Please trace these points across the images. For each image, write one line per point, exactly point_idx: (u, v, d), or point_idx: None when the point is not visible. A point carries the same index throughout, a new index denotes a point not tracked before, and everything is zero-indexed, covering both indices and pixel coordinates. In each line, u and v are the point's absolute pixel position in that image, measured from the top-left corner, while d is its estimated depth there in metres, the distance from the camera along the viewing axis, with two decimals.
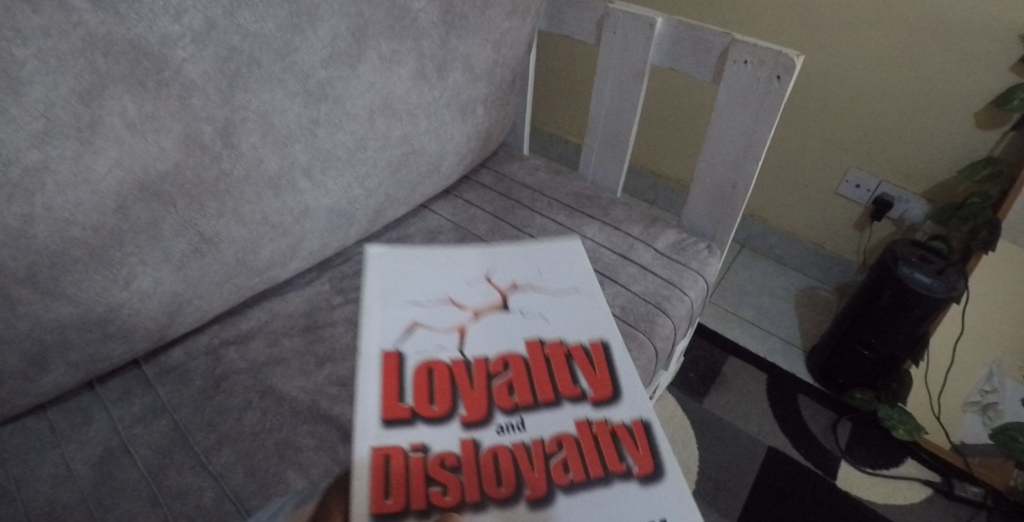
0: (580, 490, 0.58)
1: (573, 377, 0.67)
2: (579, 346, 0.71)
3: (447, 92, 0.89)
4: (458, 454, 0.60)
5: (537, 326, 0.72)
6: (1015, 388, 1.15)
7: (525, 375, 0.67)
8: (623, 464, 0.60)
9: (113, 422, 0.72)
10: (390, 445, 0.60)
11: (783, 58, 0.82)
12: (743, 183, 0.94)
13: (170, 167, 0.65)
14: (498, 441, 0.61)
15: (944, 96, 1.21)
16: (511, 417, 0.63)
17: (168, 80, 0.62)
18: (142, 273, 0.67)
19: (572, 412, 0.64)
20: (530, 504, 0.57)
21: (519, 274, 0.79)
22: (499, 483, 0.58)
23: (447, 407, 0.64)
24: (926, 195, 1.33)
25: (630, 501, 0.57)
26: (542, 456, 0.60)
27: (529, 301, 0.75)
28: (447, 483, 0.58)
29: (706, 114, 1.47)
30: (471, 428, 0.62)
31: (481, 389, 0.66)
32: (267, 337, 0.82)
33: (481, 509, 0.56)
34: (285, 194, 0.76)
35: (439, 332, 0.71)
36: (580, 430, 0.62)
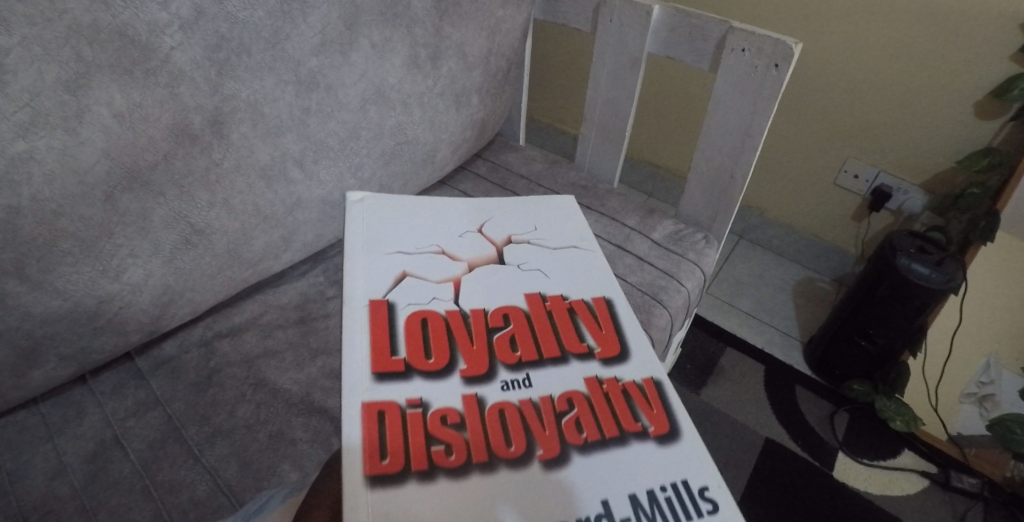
0: (596, 450, 0.52)
1: (578, 335, 0.63)
2: (581, 303, 0.67)
3: (441, 81, 0.88)
4: (461, 410, 0.54)
5: (535, 282, 0.69)
6: (1012, 379, 1.14)
7: (527, 333, 0.63)
8: (638, 423, 0.54)
9: (106, 415, 0.72)
10: (384, 400, 0.53)
11: (782, 46, 0.81)
12: (741, 173, 0.93)
13: (159, 157, 0.64)
14: (503, 398, 0.56)
15: (945, 85, 1.20)
16: (514, 373, 0.58)
17: (155, 69, 0.61)
18: (132, 265, 0.66)
19: (580, 369, 0.59)
20: (543, 464, 0.50)
21: (514, 229, 0.78)
22: (509, 444, 0.52)
23: (446, 361, 0.58)
24: (925, 185, 1.32)
25: (647, 459, 0.51)
26: (553, 414, 0.55)
27: (526, 257, 0.73)
28: (451, 442, 0.51)
29: (704, 102, 1.46)
30: (473, 384, 0.57)
31: (482, 344, 0.61)
32: (260, 329, 0.81)
33: (492, 470, 0.49)
34: (277, 185, 0.75)
35: (433, 284, 0.66)
36: (590, 388, 0.58)
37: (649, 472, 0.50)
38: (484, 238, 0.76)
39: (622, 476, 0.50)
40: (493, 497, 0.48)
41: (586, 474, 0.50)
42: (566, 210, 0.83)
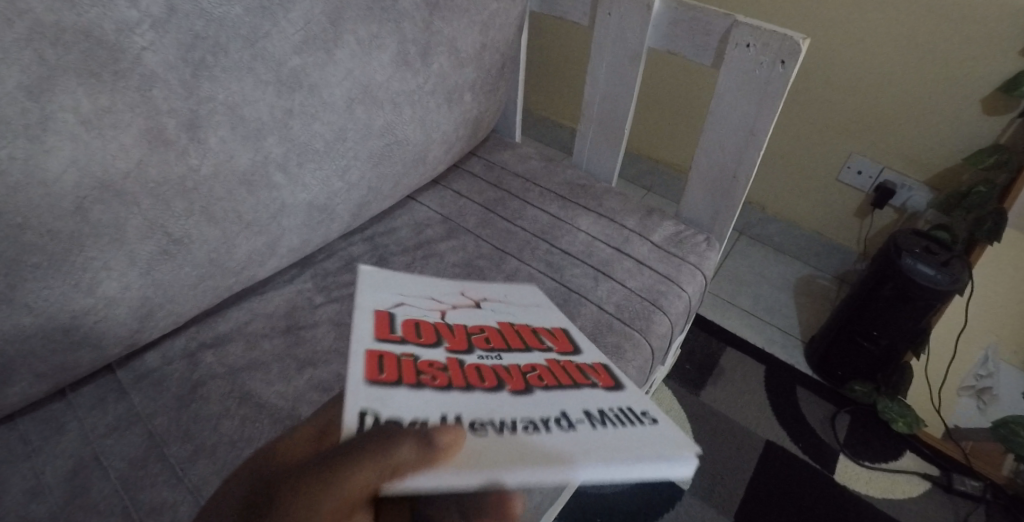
0: (556, 390, 0.57)
1: (538, 340, 0.69)
2: (543, 328, 0.72)
3: (432, 78, 0.84)
4: (445, 362, 0.59)
5: (505, 315, 0.73)
6: (1011, 372, 1.15)
7: (503, 335, 0.68)
8: (588, 381, 0.60)
9: (85, 432, 0.69)
10: (384, 349, 0.58)
11: (788, 41, 0.78)
12: (744, 173, 0.90)
13: (131, 165, 0.60)
14: (479, 361, 0.60)
15: (952, 80, 1.16)
16: (494, 355, 0.63)
17: (125, 71, 0.58)
18: (107, 278, 0.63)
19: (541, 355, 0.65)
20: (511, 392, 0.55)
21: (489, 292, 0.79)
22: (483, 379, 0.56)
23: (433, 343, 0.62)
24: (930, 182, 1.29)
25: (597, 397, 0.57)
26: (519, 373, 0.60)
27: (497, 306, 0.76)
28: (437, 374, 0.55)
29: (708, 94, 1.41)
30: (454, 353, 0.62)
31: (461, 335, 0.66)
32: (246, 339, 0.78)
33: (470, 390, 0.54)
34: (259, 190, 0.71)
35: (421, 307, 0.70)
36: (550, 363, 0.63)
37: (598, 401, 0.56)
38: (458, 288, 0.78)
39: (577, 402, 0.55)
40: (465, 402, 0.51)
41: (548, 397, 0.55)
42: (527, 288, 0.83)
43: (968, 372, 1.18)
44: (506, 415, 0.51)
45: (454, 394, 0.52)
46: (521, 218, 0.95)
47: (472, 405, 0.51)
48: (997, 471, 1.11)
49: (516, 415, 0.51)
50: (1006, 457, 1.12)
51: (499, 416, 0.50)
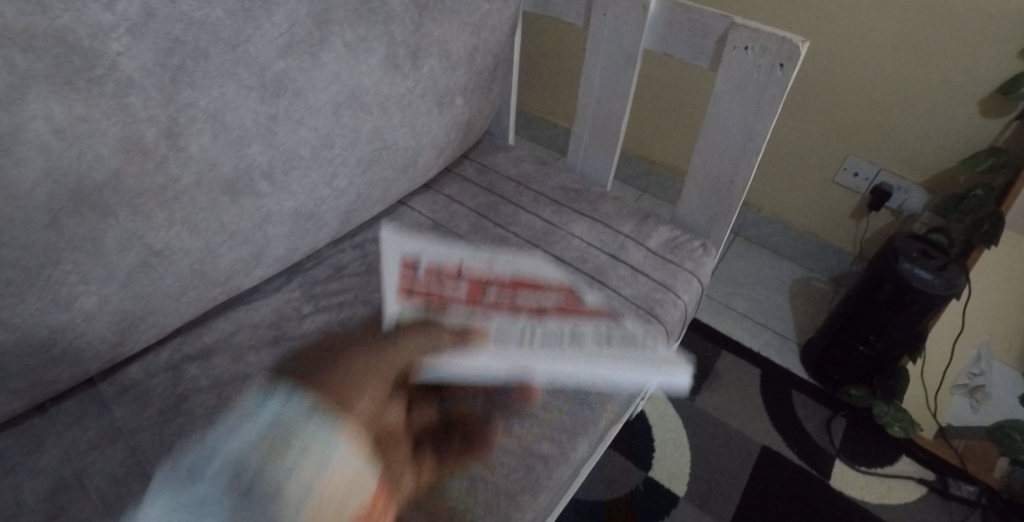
0: (557, 321, 0.80)
1: (545, 280, 0.85)
2: (548, 270, 0.87)
3: (422, 82, 0.82)
4: (468, 303, 0.82)
5: (515, 256, 0.88)
6: (1004, 371, 1.16)
7: (520, 280, 0.85)
8: (586, 313, 0.81)
9: (65, 449, 0.67)
10: (418, 293, 0.83)
11: (787, 45, 0.76)
12: (741, 178, 0.89)
13: (108, 176, 0.58)
14: (495, 301, 0.82)
15: (949, 81, 1.15)
16: (511, 297, 0.83)
17: (100, 78, 0.55)
18: (84, 293, 0.60)
19: (547, 291, 0.84)
20: (521, 321, 0.80)
21: (496, 257, 0.88)
22: (498, 311, 0.81)
23: (462, 293, 0.83)
24: (927, 184, 1.28)
25: (594, 326, 0.80)
26: (528, 308, 0.81)
27: (512, 251, 0.89)
28: (462, 307, 0.81)
29: (705, 95, 1.39)
30: (474, 295, 0.83)
31: (479, 280, 0.85)
32: (232, 351, 0.76)
33: (488, 322, 0.79)
34: (244, 199, 0.69)
35: (442, 255, 0.88)
36: (554, 298, 0.83)
37: (593, 329, 0.80)
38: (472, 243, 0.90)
39: (573, 325, 0.80)
40: (494, 346, 0.76)
41: (551, 326, 0.79)
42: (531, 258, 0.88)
43: (962, 371, 1.20)
44: (519, 326, 0.79)
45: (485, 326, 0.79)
46: (514, 224, 0.93)
47: (495, 331, 0.78)
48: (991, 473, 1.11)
49: (527, 332, 0.78)
50: (999, 458, 1.12)
51: (516, 334, 0.78)
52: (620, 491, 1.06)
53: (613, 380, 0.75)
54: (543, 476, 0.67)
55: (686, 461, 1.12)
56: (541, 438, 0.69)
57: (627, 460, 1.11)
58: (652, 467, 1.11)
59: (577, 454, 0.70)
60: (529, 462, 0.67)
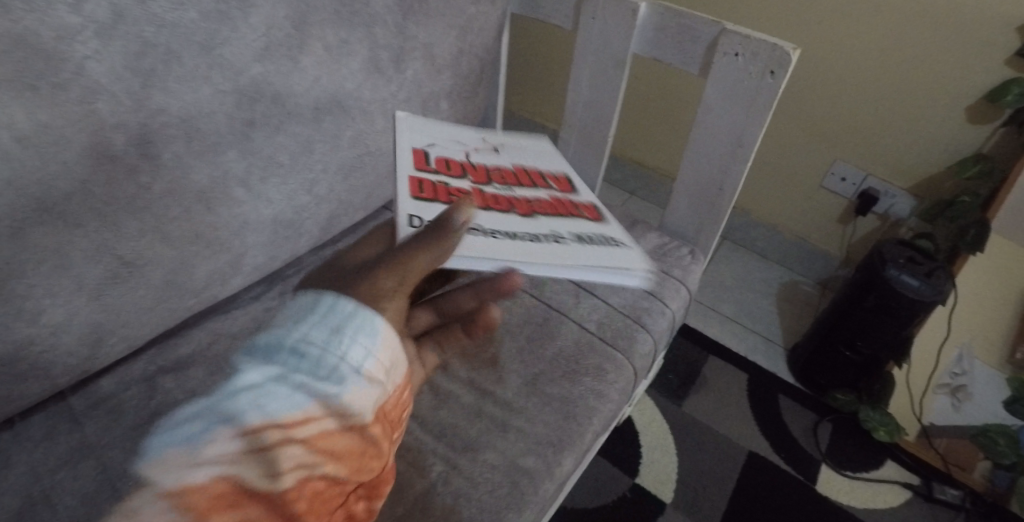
0: (558, 216, 0.77)
1: (546, 183, 0.84)
2: (550, 175, 0.87)
3: (405, 86, 0.80)
4: (471, 192, 0.76)
5: (517, 158, 0.88)
6: (985, 370, 1.17)
7: (514, 175, 0.83)
8: (581, 213, 0.79)
9: (34, 465, 0.64)
10: (422, 176, 0.75)
11: (777, 51, 0.75)
12: (730, 185, 0.88)
13: (75, 185, 0.56)
14: (498, 192, 0.78)
15: (936, 88, 1.15)
16: (505, 188, 0.80)
17: (65, 83, 0.53)
18: (51, 306, 0.58)
19: (546, 191, 0.82)
20: (523, 215, 0.75)
21: (511, 155, 0.88)
22: (505, 203, 0.76)
23: (464, 180, 0.79)
24: (913, 189, 1.28)
25: (586, 225, 0.77)
26: (530, 203, 0.78)
27: (512, 152, 0.90)
28: (467, 194, 0.75)
29: (694, 98, 1.37)
30: (477, 186, 0.78)
31: (483, 175, 0.81)
32: (208, 363, 0.74)
33: (495, 210, 0.74)
34: (218, 208, 0.67)
35: (449, 148, 0.83)
36: (553, 198, 0.81)
37: (584, 228, 0.75)
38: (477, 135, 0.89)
39: (567, 225, 0.75)
40: (485, 216, 0.72)
41: (551, 221, 0.75)
42: (543, 148, 0.93)
43: (944, 370, 1.20)
44: (519, 223, 0.72)
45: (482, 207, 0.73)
46: None
47: (499, 222, 0.72)
48: (972, 473, 1.12)
49: (527, 229, 0.71)
50: (979, 458, 1.13)
51: (517, 230, 0.71)
52: (606, 499, 1.06)
53: (599, 391, 0.74)
54: (527, 492, 0.65)
55: (673, 466, 1.11)
56: (526, 451, 0.68)
57: (614, 467, 1.10)
58: (640, 473, 1.10)
59: (563, 467, 0.68)
60: (513, 477, 0.66)
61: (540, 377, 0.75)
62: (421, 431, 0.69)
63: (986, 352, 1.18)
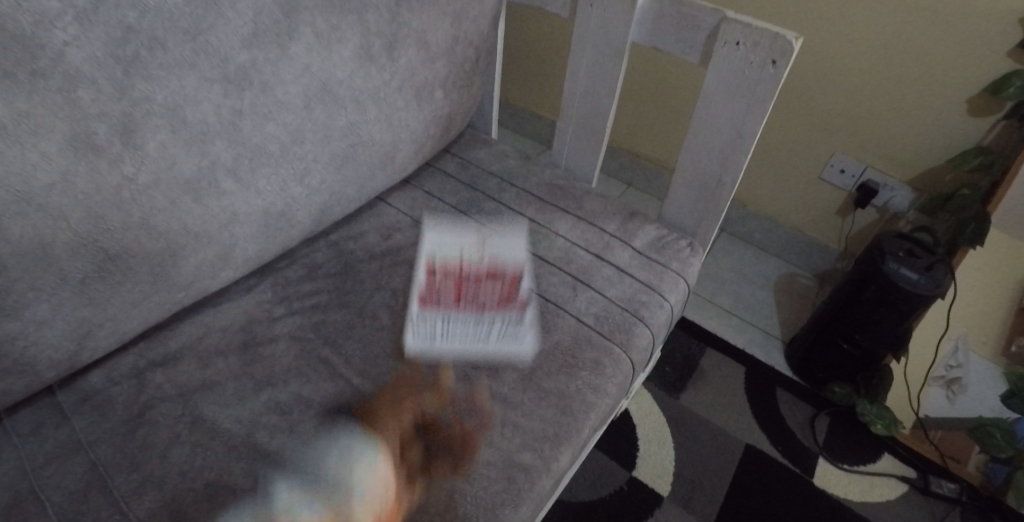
0: (490, 321, 0.78)
1: (508, 278, 0.84)
2: (514, 271, 0.84)
3: (399, 74, 0.79)
4: (435, 294, 0.82)
5: (500, 250, 0.87)
6: (979, 363, 1.15)
7: (493, 271, 0.84)
8: (510, 312, 0.79)
9: (21, 462, 0.63)
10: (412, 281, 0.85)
11: (779, 40, 0.74)
12: (729, 176, 0.86)
13: (56, 176, 0.55)
14: (457, 293, 0.82)
15: (937, 80, 1.12)
16: (476, 288, 0.83)
17: (46, 71, 0.54)
18: (35, 299, 0.57)
19: (500, 291, 0.82)
20: (456, 324, 0.78)
21: (496, 243, 0.88)
22: (455, 308, 0.80)
23: (451, 284, 0.83)
24: (912, 183, 1.26)
25: (507, 326, 0.78)
26: (477, 305, 0.81)
27: (501, 240, 0.88)
28: (427, 299, 0.81)
29: (694, 88, 1.35)
30: (440, 286, 0.83)
31: (463, 274, 0.84)
32: (199, 357, 0.73)
33: (437, 315, 0.79)
34: (206, 199, 0.66)
35: (446, 245, 0.88)
36: (499, 297, 0.81)
37: (502, 333, 0.77)
38: (474, 232, 0.89)
39: (490, 330, 0.77)
40: (428, 322, 0.79)
41: (479, 329, 0.77)
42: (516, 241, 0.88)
43: (940, 363, 1.18)
44: (456, 330, 0.78)
45: (434, 316, 0.80)
46: (496, 222, 0.91)
47: (435, 325, 0.78)
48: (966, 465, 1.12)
49: (455, 339, 0.76)
50: (973, 448, 1.14)
51: (445, 338, 0.76)
52: (603, 492, 1.05)
53: (596, 386, 0.73)
54: (523, 489, 0.64)
55: (670, 460, 1.11)
56: (522, 447, 0.67)
57: (611, 461, 1.10)
58: (637, 467, 1.09)
59: (559, 463, 0.67)
60: (510, 474, 0.65)
61: (536, 372, 0.74)
62: (416, 426, 0.68)
63: (981, 344, 1.17)
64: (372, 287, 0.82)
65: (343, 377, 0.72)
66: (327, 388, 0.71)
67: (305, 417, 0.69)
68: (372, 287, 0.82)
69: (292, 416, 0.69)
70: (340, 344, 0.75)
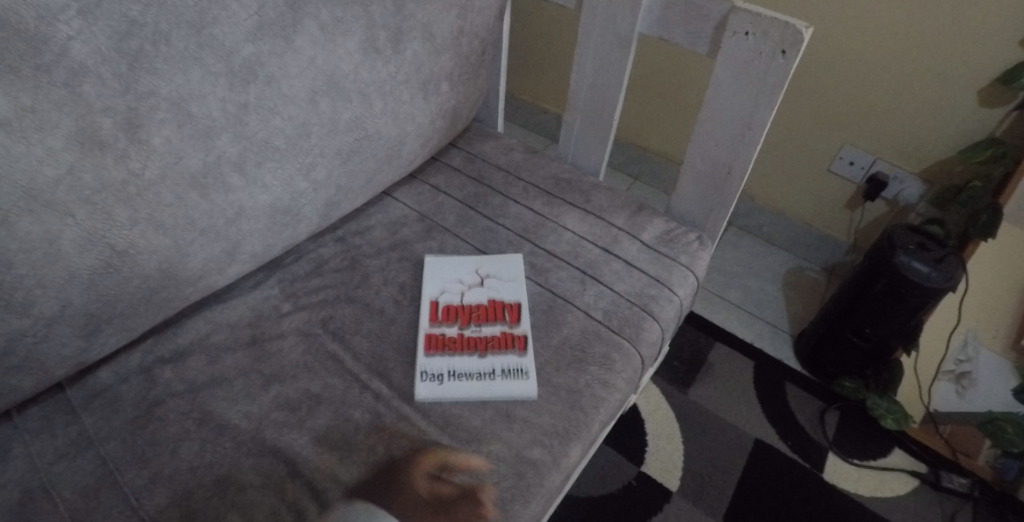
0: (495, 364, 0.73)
1: (507, 316, 0.79)
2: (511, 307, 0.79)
3: (405, 67, 0.78)
4: (436, 335, 0.76)
5: (497, 286, 0.82)
6: (989, 357, 1.13)
7: (493, 308, 0.80)
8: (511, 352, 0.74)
9: (31, 458, 0.62)
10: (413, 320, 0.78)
11: (789, 30, 0.72)
12: (739, 169, 0.85)
13: (62, 171, 0.55)
14: (458, 335, 0.77)
15: (948, 70, 1.10)
16: (476, 329, 0.78)
17: (49, 65, 0.53)
18: (43, 296, 0.57)
19: (501, 330, 0.77)
20: (460, 367, 0.73)
21: (493, 277, 0.83)
22: (458, 350, 0.75)
23: (451, 326, 0.78)
24: (923, 174, 1.24)
25: (509, 368, 0.73)
26: (482, 347, 0.76)
27: (498, 275, 0.83)
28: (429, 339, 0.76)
29: (701, 75, 1.34)
30: (442, 326, 0.77)
31: (463, 316, 0.79)
32: (207, 353, 0.73)
33: (440, 356, 0.74)
34: (213, 194, 0.66)
35: (445, 280, 0.82)
36: (501, 337, 0.76)
37: (506, 375, 0.72)
38: (471, 263, 0.85)
39: (494, 374, 0.72)
40: (431, 365, 0.73)
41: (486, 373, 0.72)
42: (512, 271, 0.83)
43: (948, 357, 1.16)
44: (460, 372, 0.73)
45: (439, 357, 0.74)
46: (503, 216, 0.90)
47: (439, 368, 0.73)
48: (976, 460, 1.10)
49: (461, 383, 0.71)
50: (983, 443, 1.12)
51: (450, 380, 0.71)
52: (612, 487, 1.05)
53: (606, 381, 0.73)
54: (534, 484, 0.64)
55: (679, 455, 1.10)
56: (531, 443, 0.67)
57: (619, 456, 1.10)
58: (646, 462, 1.09)
59: (570, 459, 0.67)
60: (520, 469, 0.65)
61: (545, 368, 0.73)
62: (425, 421, 0.68)
63: (991, 337, 1.14)
64: (380, 282, 0.81)
65: (352, 372, 0.72)
66: (336, 383, 0.71)
67: (313, 413, 0.68)
68: (379, 282, 0.81)
69: (301, 411, 0.68)
70: (348, 339, 0.75)
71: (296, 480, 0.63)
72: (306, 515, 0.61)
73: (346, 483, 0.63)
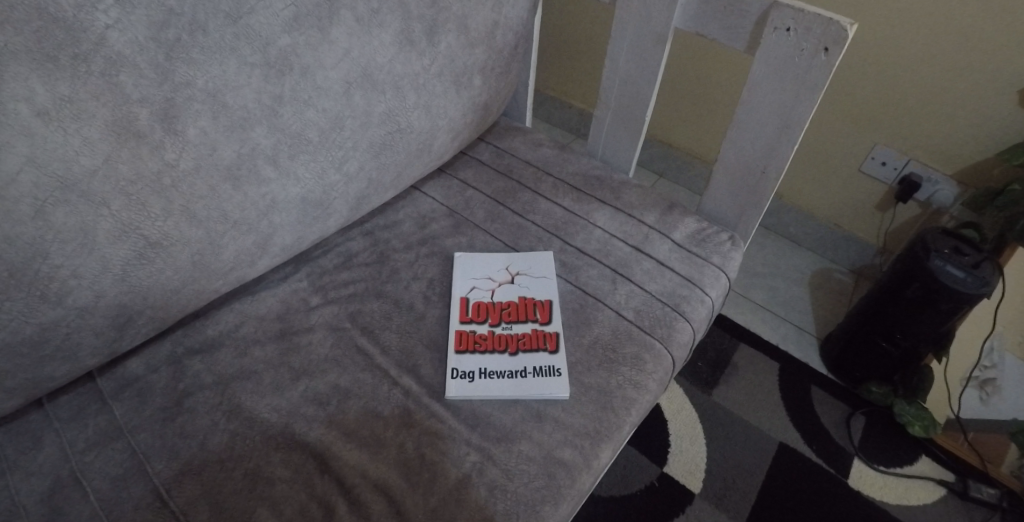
0: (529, 360, 0.73)
1: (541, 312, 0.78)
2: (543, 303, 0.79)
3: (438, 60, 0.77)
4: (469, 333, 0.75)
5: (529, 284, 0.81)
6: (1015, 365, 1.12)
7: (523, 305, 0.79)
8: (546, 348, 0.74)
9: (63, 447, 0.63)
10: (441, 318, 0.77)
11: (834, 26, 0.70)
12: (774, 168, 0.84)
13: (98, 161, 0.55)
14: (490, 334, 0.76)
15: (988, 70, 1.07)
16: (507, 327, 0.78)
17: (86, 55, 0.53)
18: (77, 287, 0.57)
19: (534, 328, 0.77)
20: (496, 367, 0.73)
21: (524, 272, 0.82)
22: (492, 348, 0.75)
23: (483, 323, 0.77)
24: (958, 176, 1.21)
25: (543, 365, 0.72)
26: (515, 344, 0.76)
27: (529, 269, 0.83)
28: (463, 337, 0.75)
29: (734, 90, 1.34)
30: (473, 325, 0.76)
31: (494, 312, 0.79)
32: (237, 345, 0.72)
33: (472, 355, 0.73)
34: (246, 186, 0.65)
35: (476, 277, 0.81)
36: (534, 335, 0.76)
37: (540, 373, 0.71)
38: (500, 260, 0.84)
39: (530, 371, 0.72)
40: (464, 364, 0.72)
41: (519, 373, 0.72)
42: (545, 265, 0.83)
43: (973, 363, 1.14)
44: (493, 369, 0.72)
45: (472, 355, 0.73)
46: (532, 212, 0.89)
47: (472, 366, 0.72)
48: (1000, 467, 1.07)
49: (494, 382, 0.71)
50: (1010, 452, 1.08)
51: (485, 380, 0.71)
52: (634, 488, 1.04)
53: (637, 382, 0.71)
54: (564, 485, 0.63)
55: (701, 457, 1.09)
56: (562, 443, 0.66)
57: (642, 456, 1.09)
58: (668, 462, 1.08)
59: (600, 460, 0.66)
60: (550, 469, 0.64)
61: (576, 367, 0.72)
62: (454, 419, 0.67)
63: (1018, 344, 1.13)
64: (409, 278, 0.81)
65: (381, 367, 0.71)
66: (365, 379, 0.70)
67: (343, 407, 0.68)
68: (408, 277, 0.81)
69: (330, 406, 0.68)
70: (376, 334, 0.75)
71: (325, 476, 0.63)
72: (336, 512, 0.61)
73: (376, 480, 0.62)
